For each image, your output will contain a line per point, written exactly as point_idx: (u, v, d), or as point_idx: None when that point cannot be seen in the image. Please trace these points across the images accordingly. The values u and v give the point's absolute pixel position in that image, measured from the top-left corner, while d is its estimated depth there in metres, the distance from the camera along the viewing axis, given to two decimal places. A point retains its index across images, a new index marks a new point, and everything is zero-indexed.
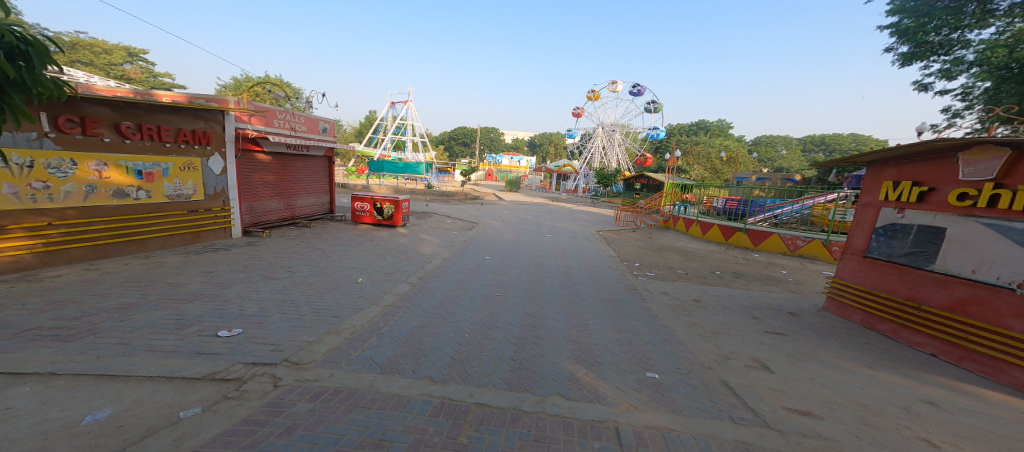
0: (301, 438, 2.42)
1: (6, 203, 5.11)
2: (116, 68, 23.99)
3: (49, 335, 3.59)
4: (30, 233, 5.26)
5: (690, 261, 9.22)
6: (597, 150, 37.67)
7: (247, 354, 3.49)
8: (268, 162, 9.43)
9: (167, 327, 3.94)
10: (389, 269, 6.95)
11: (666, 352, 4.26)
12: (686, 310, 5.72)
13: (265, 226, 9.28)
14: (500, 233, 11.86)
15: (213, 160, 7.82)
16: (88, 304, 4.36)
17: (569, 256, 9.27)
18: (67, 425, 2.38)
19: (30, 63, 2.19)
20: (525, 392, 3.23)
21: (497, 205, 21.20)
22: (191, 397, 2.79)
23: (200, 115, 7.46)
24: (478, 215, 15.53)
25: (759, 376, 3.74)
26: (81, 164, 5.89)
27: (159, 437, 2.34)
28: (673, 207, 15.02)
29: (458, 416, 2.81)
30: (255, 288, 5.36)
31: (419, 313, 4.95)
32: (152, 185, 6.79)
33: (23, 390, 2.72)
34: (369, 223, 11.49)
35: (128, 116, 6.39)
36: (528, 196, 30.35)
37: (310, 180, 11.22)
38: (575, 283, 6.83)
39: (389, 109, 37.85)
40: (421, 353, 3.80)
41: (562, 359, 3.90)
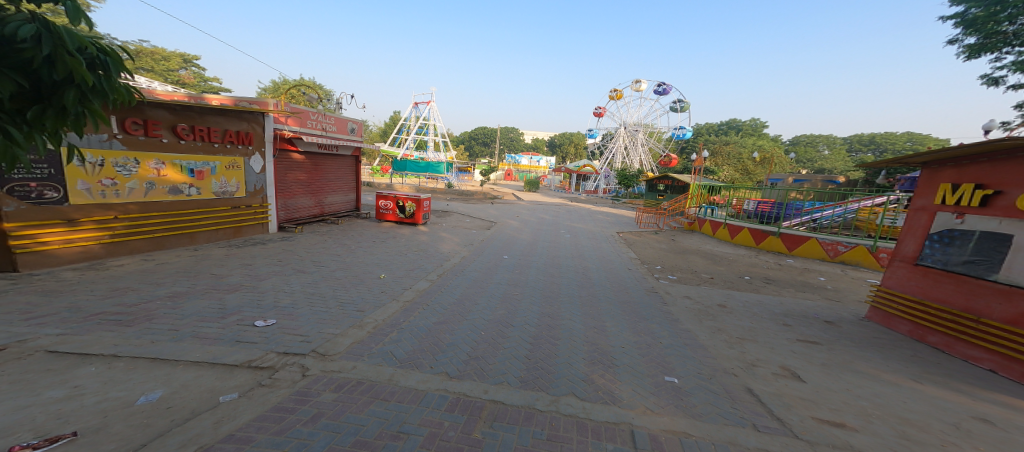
0: (324, 427, 2.57)
1: (80, 198, 5.62)
2: (174, 74, 25.96)
3: (112, 320, 3.95)
4: (99, 226, 5.77)
5: (716, 265, 8.99)
6: (620, 151, 37.12)
7: (279, 344, 3.71)
8: (301, 161, 9.88)
9: (211, 316, 4.24)
10: (411, 266, 7.16)
11: (687, 357, 4.21)
12: (709, 315, 5.60)
13: (297, 222, 9.75)
14: (518, 233, 11.96)
15: (255, 159, 8.28)
16: (145, 292, 4.76)
17: (588, 257, 9.26)
18: (124, 404, 2.63)
19: (107, 72, 2.39)
20: (540, 391, 3.29)
21: (517, 205, 21.33)
22: (230, 383, 3.02)
23: (243, 117, 7.89)
24: (498, 215, 15.70)
25: (787, 385, 3.64)
26: (144, 163, 6.39)
27: (201, 419, 2.54)
28: (698, 209, 14.67)
29: (473, 412, 2.91)
30: (288, 281, 5.66)
31: (438, 310, 5.10)
32: (202, 183, 7.30)
33: (91, 370, 3.03)
34: (392, 221, 11.82)
35: (182, 119, 6.87)
36: (548, 197, 30.29)
37: (338, 179, 11.66)
38: (592, 285, 6.82)
39: (413, 109, 38.78)
40: (439, 349, 3.93)
41: (577, 360, 3.93)
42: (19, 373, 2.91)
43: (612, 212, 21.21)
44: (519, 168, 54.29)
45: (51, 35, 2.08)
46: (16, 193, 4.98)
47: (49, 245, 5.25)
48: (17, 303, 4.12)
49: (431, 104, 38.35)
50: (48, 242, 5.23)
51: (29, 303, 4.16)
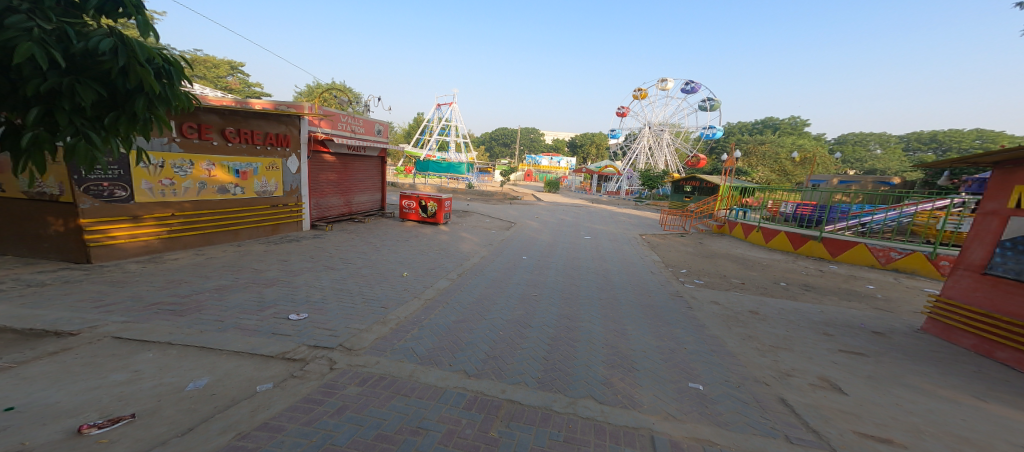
0: (349, 420, 2.67)
1: (144, 196, 6.09)
2: (222, 80, 27.65)
3: (167, 309, 4.26)
4: (159, 222, 6.22)
5: (747, 270, 8.67)
6: (644, 151, 36.36)
7: (310, 338, 3.87)
8: (332, 162, 10.26)
9: (251, 308, 4.49)
10: (431, 265, 7.32)
11: (714, 363, 4.09)
12: (739, 322, 5.41)
13: (328, 220, 10.14)
14: (538, 234, 11.94)
15: (292, 160, 8.67)
16: (195, 284, 5.10)
17: (609, 259, 9.14)
18: (175, 390, 2.84)
19: (171, 80, 2.58)
20: (557, 393, 3.29)
21: (536, 205, 21.32)
22: (266, 373, 3.18)
23: (281, 120, 8.26)
24: (518, 215, 15.75)
25: (825, 397, 3.47)
26: (197, 164, 6.84)
27: (241, 406, 2.70)
28: (728, 211, 14.16)
29: (490, 411, 2.94)
30: (319, 277, 5.91)
31: (458, 308, 5.18)
32: (245, 183, 7.73)
33: (148, 356, 3.28)
34: (414, 220, 12.06)
35: (230, 123, 7.29)
36: (570, 198, 30.06)
37: (366, 179, 12.04)
38: (613, 287, 6.73)
39: (436, 111, 39.41)
40: (457, 347, 4.00)
41: (597, 363, 3.90)
42: (88, 356, 3.20)
43: (636, 213, 20.81)
44: (540, 169, 54.14)
45: (128, 48, 2.29)
46: (90, 192, 5.44)
47: (117, 239, 5.72)
48: (87, 292, 4.52)
49: (453, 105, 38.90)
50: (116, 237, 5.70)
51: (97, 292, 4.55)
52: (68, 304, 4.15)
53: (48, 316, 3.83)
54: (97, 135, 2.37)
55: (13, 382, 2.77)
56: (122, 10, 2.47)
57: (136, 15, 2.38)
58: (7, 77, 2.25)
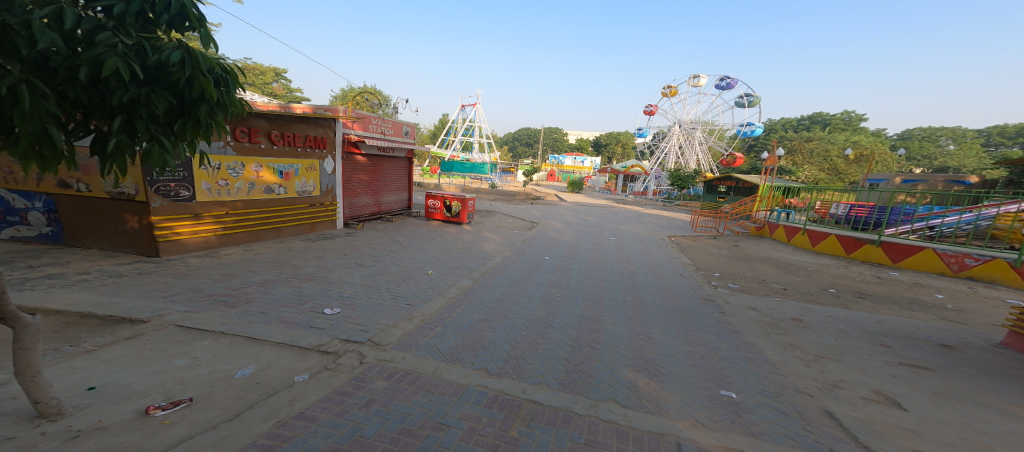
0: (376, 413, 2.74)
1: (204, 196, 6.58)
2: (267, 87, 29.37)
3: (221, 300, 4.58)
4: (215, 220, 6.71)
5: (786, 274, 8.26)
6: (674, 150, 35.30)
7: (342, 332, 4.02)
8: (364, 163, 10.60)
9: (291, 302, 4.73)
10: (455, 264, 7.42)
11: (749, 371, 3.89)
12: (779, 329, 5.14)
13: (359, 219, 10.52)
14: (561, 234, 11.81)
15: (328, 162, 9.04)
16: (243, 278, 5.43)
17: (635, 260, 8.99)
18: (226, 377, 3.04)
19: (228, 87, 2.60)
20: (579, 395, 3.24)
21: (559, 206, 21.22)
22: (303, 364, 3.34)
23: (319, 123, 8.62)
24: (541, 216, 15.72)
25: (880, 412, 3.18)
26: (248, 166, 7.28)
27: (281, 395, 2.84)
28: (768, 212, 13.50)
29: (511, 410, 2.94)
30: (351, 273, 6.14)
31: (480, 307, 5.23)
32: (288, 183, 8.14)
33: (204, 344, 3.54)
34: (439, 220, 12.27)
35: (276, 127, 7.69)
36: (594, 198, 29.68)
37: (394, 179, 12.38)
38: (639, 290, 6.59)
39: (460, 112, 39.81)
40: (479, 345, 4.04)
41: (620, 366, 3.82)
42: (156, 342, 3.50)
43: (666, 215, 20.17)
44: (565, 169, 53.73)
45: (198, 58, 2.28)
46: (159, 191, 5.97)
47: (181, 235, 6.23)
48: (156, 283, 4.94)
49: (477, 106, 39.20)
50: (180, 233, 6.20)
51: (164, 283, 4.97)
52: (141, 293, 4.57)
53: (124, 303, 4.23)
54: (167, 141, 2.38)
55: (93, 363, 3.07)
56: (189, 24, 2.41)
57: (202, 27, 2.35)
58: (95, 89, 2.23)
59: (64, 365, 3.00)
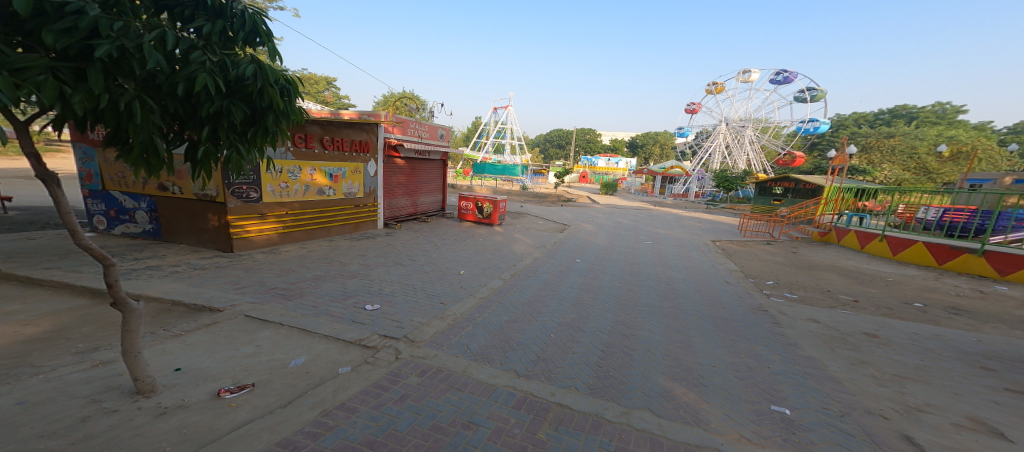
0: (409, 408, 2.83)
1: (269, 197, 7.11)
2: (320, 95, 31.39)
3: (280, 293, 4.94)
4: (277, 219, 7.24)
5: (846, 282, 7.63)
6: (719, 149, 33.63)
7: (381, 328, 4.20)
8: (402, 165, 10.98)
9: (337, 297, 5.00)
10: (486, 265, 7.52)
11: (808, 388, 3.52)
12: (846, 343, 4.62)
13: (397, 220, 10.93)
14: (593, 237, 11.65)
15: (371, 165, 9.46)
16: (297, 273, 5.82)
17: (672, 264, 8.71)
18: (282, 365, 3.27)
19: (291, 97, 2.70)
20: (610, 401, 3.16)
21: (591, 208, 20.94)
22: (346, 357, 3.52)
23: (363, 128, 9.07)
24: (572, 218, 15.58)
25: (976, 441, 2.76)
26: (304, 170, 7.78)
27: (326, 386, 3.00)
28: (838, 217, 12.49)
29: (539, 412, 2.93)
30: (389, 272, 6.40)
31: (510, 308, 5.27)
32: (337, 185, 8.60)
33: (266, 333, 3.83)
34: (471, 221, 12.48)
35: (327, 132, 8.16)
36: (630, 200, 28.99)
37: (430, 181, 12.74)
38: (678, 295, 6.36)
39: (493, 115, 40.26)
40: (509, 346, 4.07)
41: (656, 374, 3.65)
42: (228, 330, 3.85)
43: (708, 218, 19.26)
44: (598, 171, 52.84)
45: (267, 71, 2.45)
46: (235, 193, 6.55)
47: (250, 233, 6.79)
48: (230, 276, 5.40)
49: (510, 108, 39.51)
50: (249, 230, 6.77)
51: (237, 276, 5.43)
52: (218, 284, 5.04)
53: (205, 293, 4.70)
54: (241, 147, 2.66)
55: (180, 346, 3.43)
56: (260, 39, 2.58)
57: (270, 42, 2.51)
58: (189, 103, 2.46)
59: (158, 347, 3.37)
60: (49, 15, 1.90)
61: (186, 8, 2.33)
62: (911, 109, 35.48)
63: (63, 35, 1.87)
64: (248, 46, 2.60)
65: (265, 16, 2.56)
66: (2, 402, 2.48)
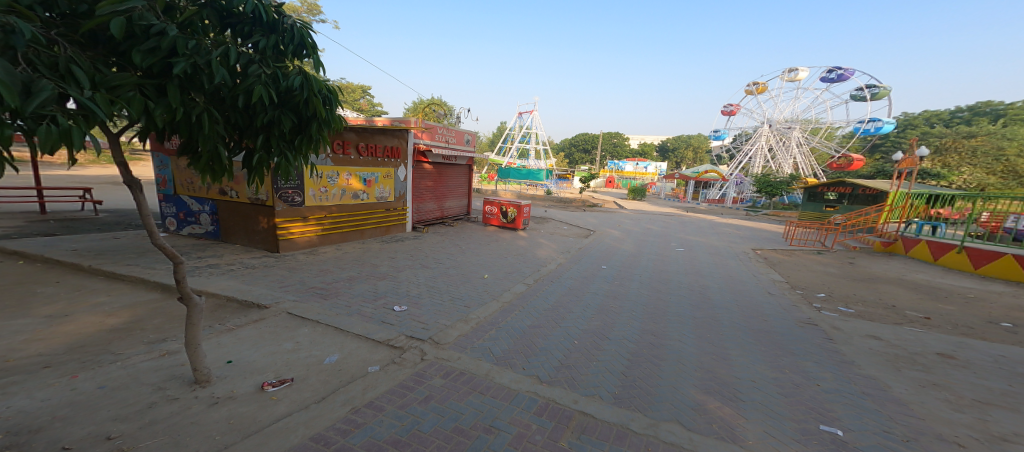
0: (433, 409, 2.87)
1: (310, 201, 7.44)
2: (355, 102, 32.61)
3: (317, 292, 5.15)
4: (316, 222, 7.57)
5: (898, 296, 7.08)
6: (760, 152, 32.08)
7: (408, 329, 4.29)
8: (430, 170, 11.20)
9: (368, 297, 5.16)
10: (510, 269, 7.52)
11: (864, 409, 3.24)
12: (909, 361, 4.24)
13: (424, 224, 11.14)
14: (620, 243, 11.42)
15: (401, 170, 9.71)
16: (332, 274, 6.04)
17: (704, 272, 8.41)
18: (318, 361, 3.40)
19: (332, 106, 2.81)
20: (637, 412, 3.07)
21: (618, 213, 20.58)
22: (375, 356, 3.62)
23: (395, 134, 9.33)
24: (597, 223, 15.36)
25: None
26: (342, 175, 8.09)
27: (357, 384, 3.09)
28: (908, 226, 11.48)
29: (561, 420, 2.88)
30: (416, 274, 6.53)
31: (533, 313, 5.24)
32: (370, 190, 8.88)
33: (305, 330, 4.00)
34: (495, 226, 12.56)
35: (362, 139, 8.48)
36: (659, 206, 28.22)
37: (456, 186, 12.92)
38: (713, 303, 6.13)
39: (518, 119, 40.43)
40: (531, 351, 4.04)
41: (687, 386, 3.51)
42: (272, 326, 4.05)
43: (745, 225, 18.41)
44: (625, 176, 51.91)
45: (313, 82, 2.58)
46: (282, 197, 6.91)
47: (293, 234, 7.14)
48: (275, 275, 5.70)
49: (536, 113, 39.49)
50: (293, 232, 7.13)
51: (281, 275, 5.71)
52: (266, 283, 5.33)
53: (254, 290, 4.98)
54: (290, 155, 2.78)
55: (233, 339, 3.66)
56: (307, 53, 2.72)
57: (315, 54, 2.63)
58: (246, 113, 2.64)
59: (214, 340, 3.60)
60: (134, 37, 2.07)
61: (245, 25, 2.49)
62: (997, 107, 28.07)
63: (146, 55, 2.04)
64: (295, 58, 2.74)
65: (310, 30, 2.70)
66: (87, 385, 2.73)
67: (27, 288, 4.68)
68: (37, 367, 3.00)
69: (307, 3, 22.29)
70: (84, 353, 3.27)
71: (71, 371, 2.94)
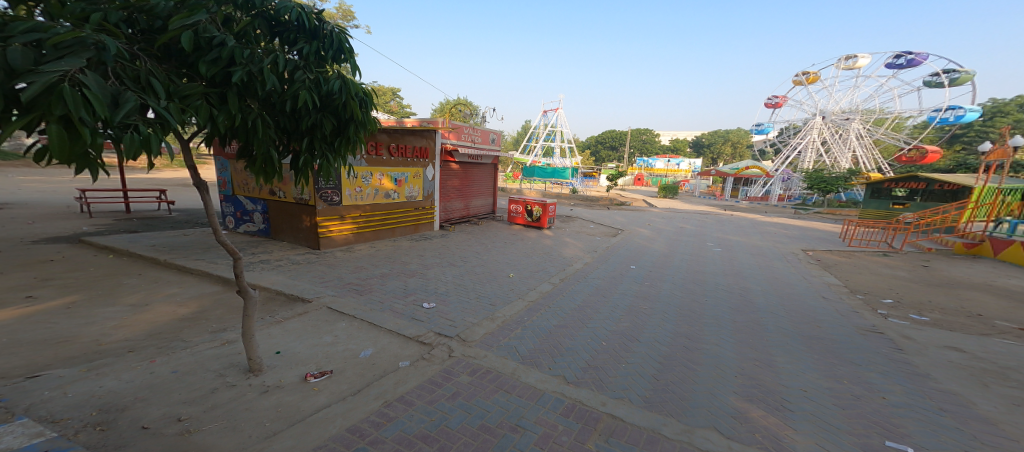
0: (460, 406, 2.89)
1: (347, 200, 7.70)
2: (387, 105, 33.44)
3: (353, 288, 5.32)
4: (352, 221, 7.83)
5: (964, 303, 6.48)
6: (811, 146, 30.20)
7: (436, 325, 4.35)
8: (456, 170, 11.33)
9: (399, 294, 5.28)
10: (535, 268, 7.49)
11: (940, 426, 2.97)
12: (994, 376, 3.84)
13: (450, 222, 11.30)
14: (650, 242, 11.14)
15: (429, 170, 9.87)
16: (366, 270, 6.22)
17: (743, 272, 8.06)
18: (354, 355, 3.51)
19: (367, 108, 2.88)
20: (669, 417, 2.97)
21: (647, 211, 20.09)
22: (406, 351, 3.69)
23: (423, 135, 9.49)
24: (625, 222, 15.05)
25: None
26: (375, 175, 8.31)
27: (389, 378, 3.16)
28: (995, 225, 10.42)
29: (589, 422, 2.83)
30: (444, 272, 6.62)
31: (560, 313, 5.18)
32: (401, 189, 9.09)
33: (343, 324, 4.15)
34: (520, 224, 12.55)
35: (393, 140, 8.67)
36: (691, 204, 27.32)
37: (482, 185, 13.00)
38: (756, 306, 5.85)
39: (543, 117, 40.21)
40: (558, 351, 4.00)
41: (726, 392, 3.36)
42: (313, 319, 4.22)
43: (784, 223, 17.49)
44: (654, 173, 50.75)
45: (351, 85, 2.66)
46: (322, 197, 7.19)
47: (331, 232, 7.43)
48: (317, 271, 5.94)
49: (561, 111, 39.14)
50: (331, 230, 7.42)
51: (322, 271, 5.95)
52: (308, 278, 5.56)
53: (298, 285, 5.22)
54: (330, 156, 2.90)
55: (280, 331, 3.85)
56: (346, 57, 2.79)
57: (353, 59, 2.70)
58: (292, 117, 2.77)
59: (265, 331, 3.81)
60: (200, 49, 2.22)
61: (289, 32, 2.59)
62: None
63: (211, 65, 2.18)
64: (335, 63, 2.82)
65: (347, 35, 2.78)
66: (161, 369, 2.95)
67: (116, 279, 5.14)
68: (122, 351, 3.28)
69: (342, 10, 23.05)
70: (159, 340, 3.54)
71: (149, 356, 3.18)
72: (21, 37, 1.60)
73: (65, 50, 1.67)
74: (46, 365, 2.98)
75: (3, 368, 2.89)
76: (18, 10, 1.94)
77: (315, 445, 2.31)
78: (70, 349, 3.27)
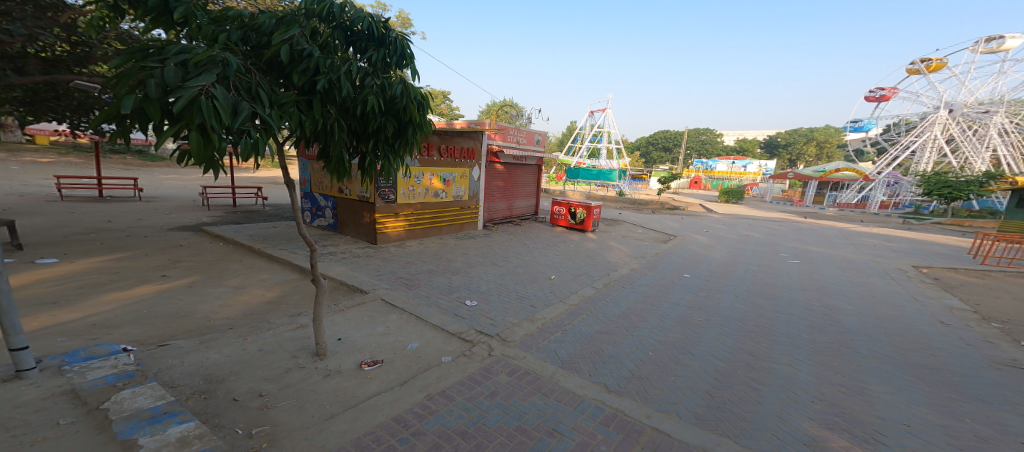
0: (498, 405, 2.89)
1: (402, 199, 8.05)
2: (439, 108, 34.53)
3: (404, 282, 5.53)
4: (405, 218, 8.17)
5: None
6: (925, 145, 26.49)
7: (477, 323, 4.40)
8: (501, 170, 11.45)
9: (444, 290, 5.41)
10: (578, 271, 7.34)
11: None
12: None
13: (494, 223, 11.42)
14: (707, 250, 10.50)
15: (475, 170, 10.07)
16: (416, 266, 6.46)
17: (814, 286, 7.36)
18: (402, 347, 3.64)
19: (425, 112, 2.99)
20: (724, 437, 2.77)
21: (701, 217, 19.00)
22: (448, 347, 3.76)
23: (471, 136, 9.70)
24: (677, 227, 14.34)
25: None
26: (426, 175, 8.62)
27: (432, 372, 3.24)
28: None
29: (631, 434, 2.71)
30: (486, 271, 6.71)
31: (602, 319, 5.04)
32: (449, 189, 9.35)
33: (394, 317, 4.32)
34: (563, 227, 12.39)
35: (444, 141, 8.93)
36: (752, 209, 25.42)
37: (525, 186, 13.01)
38: (834, 326, 5.30)
39: (588, 117, 39.54)
40: (600, 358, 3.88)
41: (798, 418, 3.06)
42: (367, 310, 4.43)
43: (863, 233, 15.70)
44: (712, 176, 47.84)
45: (412, 89, 2.78)
46: (381, 195, 7.57)
47: (387, 228, 7.80)
48: (373, 264, 6.25)
49: (610, 111, 38.19)
50: (387, 226, 7.79)
51: (377, 264, 6.25)
52: (366, 271, 5.86)
53: (358, 276, 5.52)
54: (392, 157, 3.05)
55: (342, 319, 4.10)
56: (408, 63, 2.91)
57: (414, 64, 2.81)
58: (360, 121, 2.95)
59: (330, 319, 4.08)
60: (292, 59, 2.42)
61: (359, 40, 2.74)
62: None
63: (301, 75, 2.37)
64: (398, 69, 2.95)
65: (409, 42, 2.90)
66: (251, 347, 3.25)
67: (225, 264, 5.73)
68: (224, 328, 3.65)
69: (400, 17, 24.19)
70: (252, 320, 3.90)
71: (244, 334, 3.51)
72: (172, 58, 1.82)
73: (203, 67, 1.87)
74: (171, 336, 3.40)
75: (140, 336, 3.33)
76: (157, 30, 2.23)
77: (366, 431, 2.40)
78: (187, 323, 3.70)
